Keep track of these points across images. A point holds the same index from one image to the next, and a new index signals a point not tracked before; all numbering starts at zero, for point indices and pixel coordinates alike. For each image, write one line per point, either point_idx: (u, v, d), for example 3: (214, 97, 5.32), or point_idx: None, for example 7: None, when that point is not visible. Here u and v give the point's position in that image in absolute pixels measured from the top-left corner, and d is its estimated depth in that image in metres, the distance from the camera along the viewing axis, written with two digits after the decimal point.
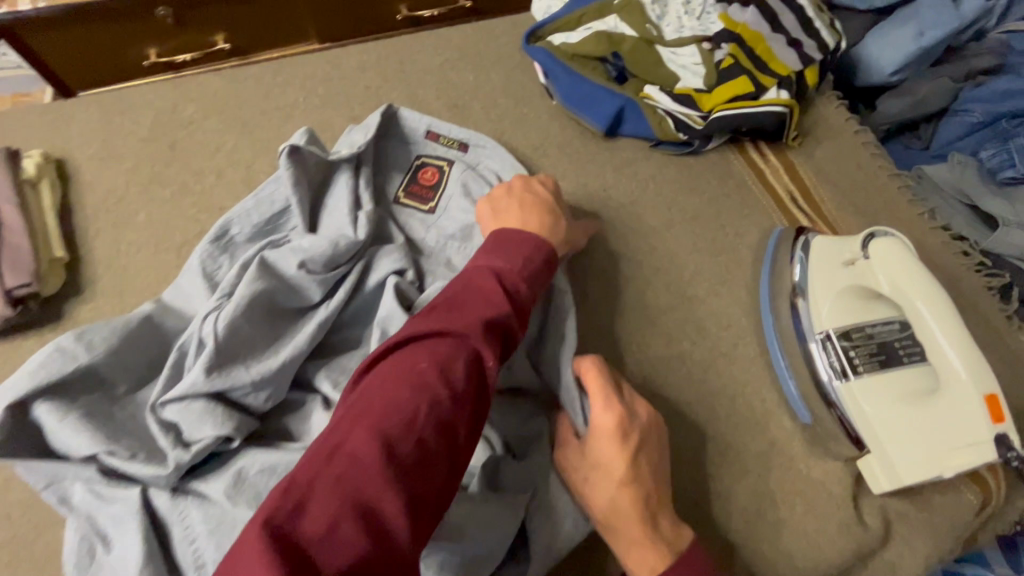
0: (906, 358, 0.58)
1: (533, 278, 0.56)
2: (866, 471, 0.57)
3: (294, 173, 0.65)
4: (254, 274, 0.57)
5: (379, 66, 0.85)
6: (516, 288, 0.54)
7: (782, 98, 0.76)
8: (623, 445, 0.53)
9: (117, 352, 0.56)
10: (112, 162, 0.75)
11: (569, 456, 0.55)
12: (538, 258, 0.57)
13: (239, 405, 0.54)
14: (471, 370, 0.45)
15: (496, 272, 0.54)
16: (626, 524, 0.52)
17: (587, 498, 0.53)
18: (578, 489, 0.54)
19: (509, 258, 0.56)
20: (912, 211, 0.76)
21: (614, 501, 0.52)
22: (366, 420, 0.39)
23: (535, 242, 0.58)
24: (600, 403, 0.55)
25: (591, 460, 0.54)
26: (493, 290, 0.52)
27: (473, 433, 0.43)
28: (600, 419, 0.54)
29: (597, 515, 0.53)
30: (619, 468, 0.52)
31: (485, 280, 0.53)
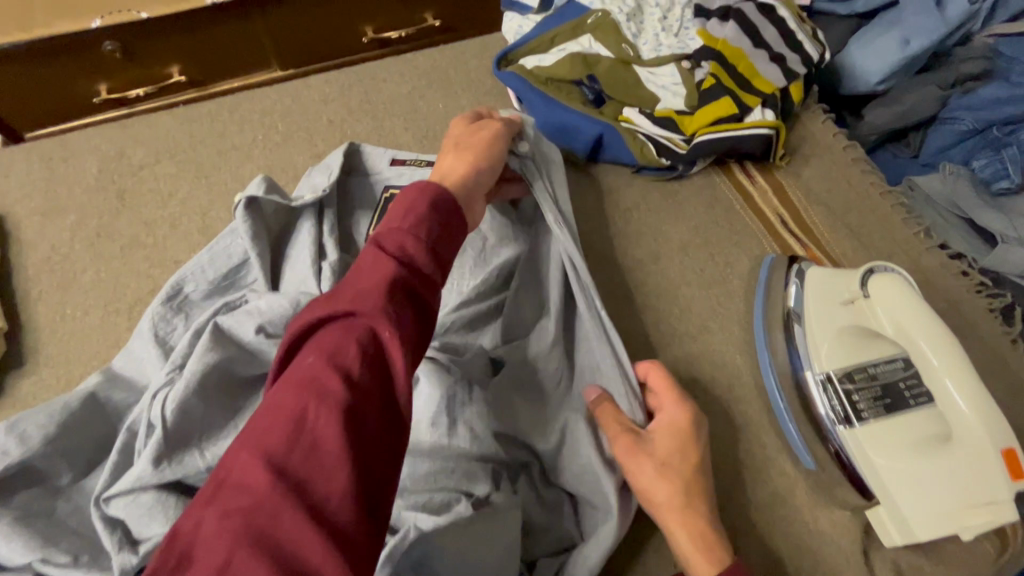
0: (912, 401, 0.53)
1: (427, 228, 0.48)
2: (876, 523, 0.53)
3: (251, 225, 0.60)
4: (207, 343, 0.52)
5: (343, 97, 0.81)
6: (405, 244, 0.46)
7: (768, 119, 0.72)
8: (696, 440, 0.54)
9: (54, 441, 0.51)
10: (56, 216, 0.70)
11: (636, 442, 0.53)
12: (426, 203, 0.50)
13: (195, 491, 0.50)
14: (363, 350, 0.39)
15: (383, 235, 0.47)
16: (694, 517, 0.50)
17: (655, 488, 0.51)
18: (649, 477, 0.51)
19: (395, 217, 0.48)
20: (908, 230, 0.72)
21: (687, 494, 0.51)
22: (249, 442, 0.35)
23: (418, 189, 0.50)
24: (676, 399, 0.55)
25: (666, 449, 0.53)
26: (376, 254, 0.45)
27: (386, 418, 0.38)
28: (675, 414, 0.55)
29: (660, 507, 0.51)
30: (691, 460, 0.52)
31: (371, 247, 0.46)
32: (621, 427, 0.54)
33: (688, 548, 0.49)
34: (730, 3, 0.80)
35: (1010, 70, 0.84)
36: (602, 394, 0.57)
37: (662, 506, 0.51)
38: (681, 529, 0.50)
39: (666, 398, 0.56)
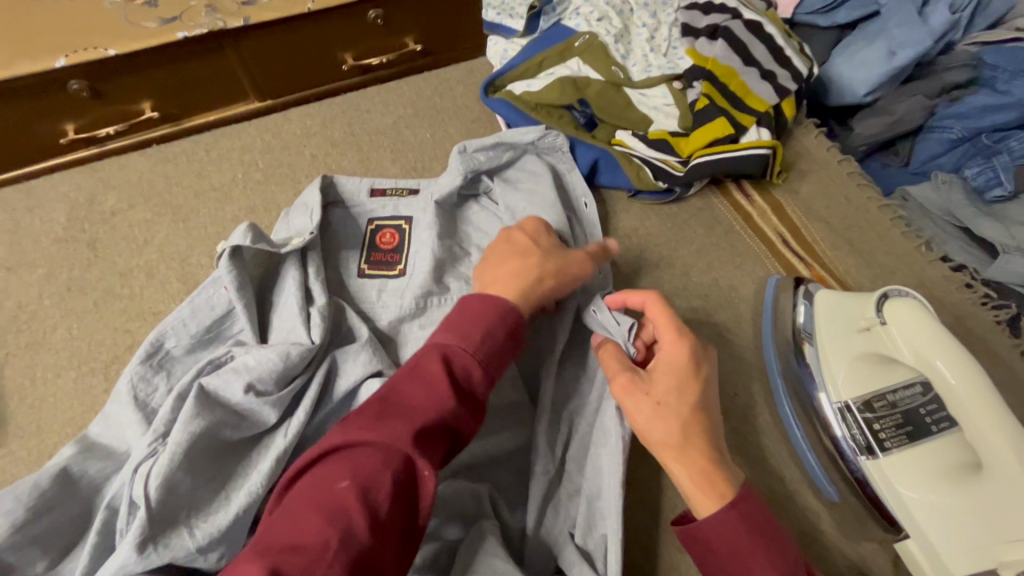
0: (935, 427, 0.51)
1: (492, 356, 0.49)
2: (906, 558, 0.50)
3: (236, 274, 0.57)
4: (192, 410, 0.48)
5: (325, 130, 0.78)
6: (467, 373, 0.47)
7: (764, 138, 0.71)
8: (695, 377, 0.51)
9: (23, 528, 0.47)
10: (23, 271, 0.65)
11: (633, 381, 0.52)
12: (499, 331, 0.50)
13: (186, 571, 0.46)
14: (398, 487, 0.40)
15: (451, 354, 0.47)
16: (693, 453, 0.48)
17: (653, 426, 0.49)
18: (646, 416, 0.50)
19: (463, 334, 0.49)
20: (909, 244, 0.72)
21: (683, 434, 0.49)
22: (266, 557, 0.36)
23: (500, 310, 0.50)
24: (674, 335, 0.52)
25: (664, 387, 0.51)
26: (440, 379, 0.45)
27: (397, 559, 0.39)
28: (673, 349, 0.52)
29: (660, 446, 0.49)
30: (690, 397, 0.50)
31: (434, 364, 0.46)
32: (621, 367, 0.53)
33: (686, 484, 0.48)
34: (717, 20, 0.79)
35: (995, 79, 0.84)
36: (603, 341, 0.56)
37: (661, 444, 0.49)
38: (680, 466, 0.48)
39: (665, 332, 0.53)
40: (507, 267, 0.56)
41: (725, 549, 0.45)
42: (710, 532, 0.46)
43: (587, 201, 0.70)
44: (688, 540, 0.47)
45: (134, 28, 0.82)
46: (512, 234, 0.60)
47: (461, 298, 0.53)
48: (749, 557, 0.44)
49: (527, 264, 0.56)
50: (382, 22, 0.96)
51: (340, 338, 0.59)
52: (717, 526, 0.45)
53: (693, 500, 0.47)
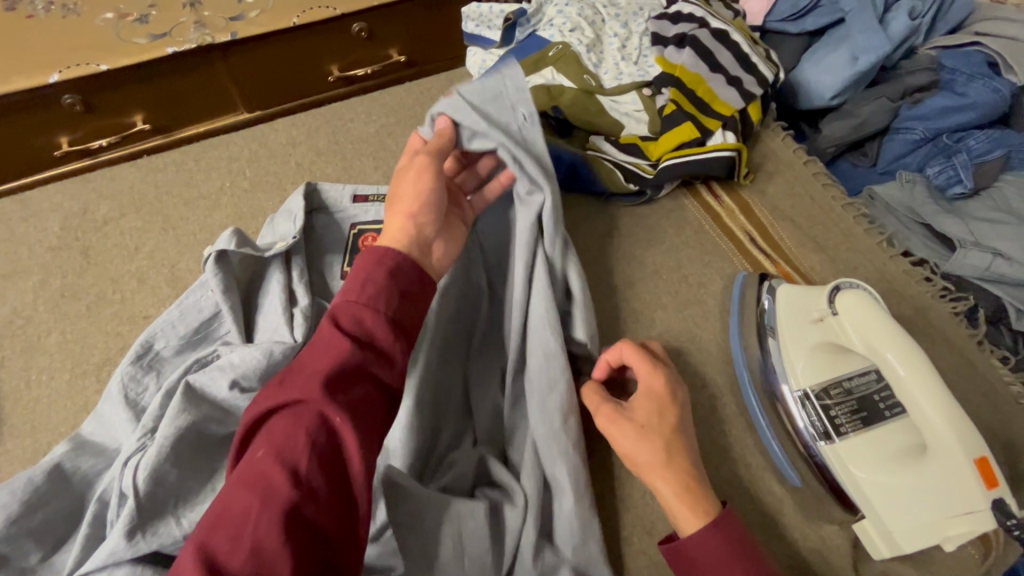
0: (888, 412, 0.54)
1: (383, 299, 0.48)
2: (864, 537, 0.54)
3: (223, 277, 0.59)
4: (180, 405, 0.51)
5: (309, 139, 0.81)
6: (362, 321, 0.47)
7: (729, 141, 0.74)
8: (674, 403, 0.54)
9: (17, 521, 0.49)
10: (18, 279, 0.68)
11: (617, 410, 0.54)
12: (380, 275, 0.49)
13: (173, 559, 0.48)
14: (313, 439, 0.41)
15: (337, 311, 0.47)
16: (677, 471, 0.51)
17: (638, 451, 0.51)
18: (631, 440, 0.52)
19: (347, 290, 0.48)
20: (871, 240, 0.75)
21: (666, 455, 0.51)
22: (198, 537, 0.37)
23: (374, 260, 0.50)
24: (650, 368, 0.55)
25: (647, 414, 0.53)
26: (331, 334, 0.46)
27: (334, 504, 0.40)
28: (651, 382, 0.54)
29: (644, 466, 0.51)
30: (670, 419, 0.53)
31: (325, 327, 0.46)
32: (604, 400, 0.55)
33: (673, 503, 0.50)
34: (685, 29, 0.82)
35: (953, 81, 0.88)
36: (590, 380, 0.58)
37: (647, 466, 0.51)
38: (665, 485, 0.50)
39: (639, 367, 0.55)
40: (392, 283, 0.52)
41: (707, 563, 0.48)
42: (691, 549, 0.48)
43: (526, 112, 0.60)
44: (675, 556, 0.49)
45: (125, 44, 0.86)
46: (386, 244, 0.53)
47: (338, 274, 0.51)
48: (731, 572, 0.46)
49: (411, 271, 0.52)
50: (366, 35, 0.99)
51: None
52: (701, 543, 0.48)
53: (682, 522, 0.49)
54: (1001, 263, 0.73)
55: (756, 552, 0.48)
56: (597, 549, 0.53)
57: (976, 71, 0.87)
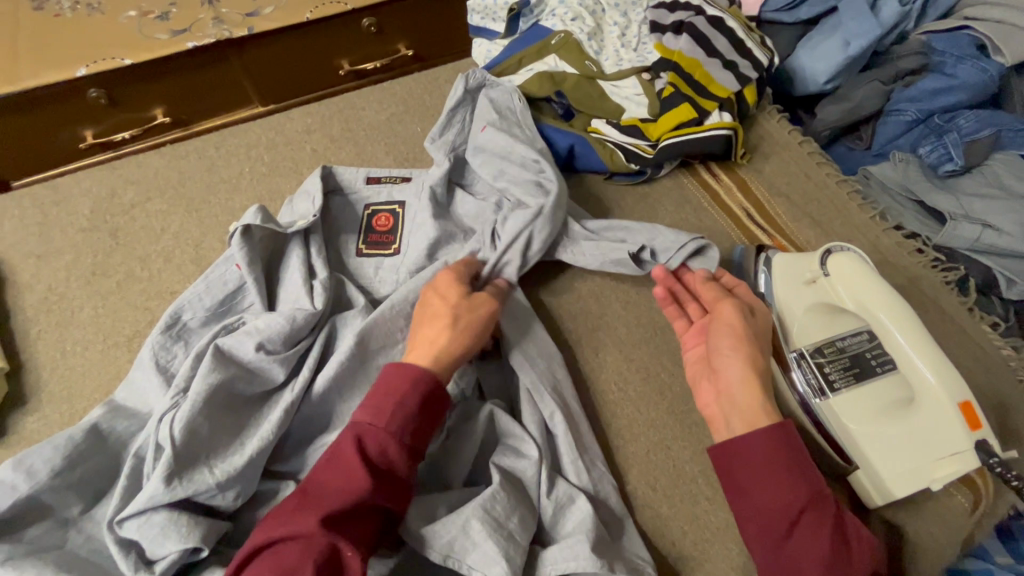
0: (879, 368, 0.56)
1: (407, 428, 0.52)
2: (858, 489, 0.56)
3: (247, 251, 0.63)
4: (209, 365, 0.54)
5: (324, 126, 0.85)
6: (385, 450, 0.50)
7: (726, 120, 0.77)
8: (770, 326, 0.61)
9: (61, 474, 0.53)
10: (51, 258, 0.71)
11: (746, 313, 0.58)
12: (410, 402, 0.52)
13: (206, 507, 0.51)
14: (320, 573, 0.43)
15: (364, 434, 0.51)
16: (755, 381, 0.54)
17: (742, 343, 0.56)
18: (749, 339, 0.56)
19: (378, 412, 0.52)
20: (864, 215, 0.77)
21: (755, 367, 0.55)
22: None
23: (406, 378, 0.53)
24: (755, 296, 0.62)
25: (758, 326, 0.59)
26: (352, 462, 0.49)
27: None
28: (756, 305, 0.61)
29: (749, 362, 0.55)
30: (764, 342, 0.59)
31: (348, 447, 0.50)
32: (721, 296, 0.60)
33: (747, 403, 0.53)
34: (682, 16, 0.85)
35: (943, 63, 0.91)
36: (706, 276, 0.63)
37: (735, 359, 0.55)
38: (744, 389, 0.54)
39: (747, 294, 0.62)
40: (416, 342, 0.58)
41: (763, 468, 0.50)
42: (749, 453, 0.51)
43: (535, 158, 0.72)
44: (726, 456, 0.52)
45: (147, 40, 0.90)
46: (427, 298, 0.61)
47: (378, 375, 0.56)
48: (783, 479, 0.49)
49: (433, 330, 0.58)
50: (375, 30, 1.03)
51: (340, 307, 0.65)
52: (761, 446, 0.51)
53: (751, 422, 0.52)
54: (991, 234, 0.76)
55: (808, 472, 0.50)
56: (605, 483, 0.57)
57: (964, 53, 0.90)
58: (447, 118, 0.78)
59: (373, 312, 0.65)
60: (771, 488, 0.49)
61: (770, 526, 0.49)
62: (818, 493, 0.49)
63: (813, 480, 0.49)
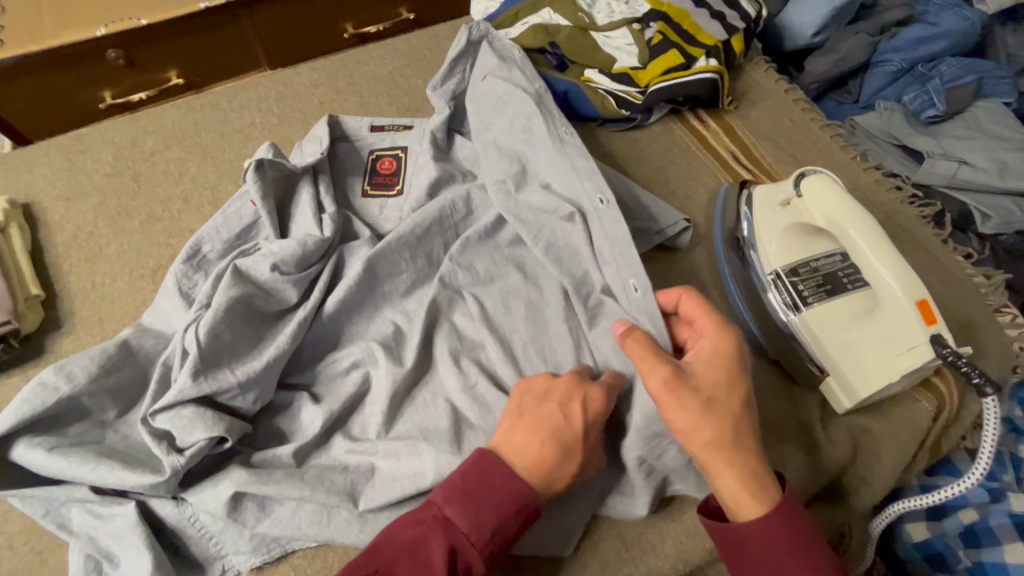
0: (850, 285, 0.61)
1: (497, 550, 0.47)
2: (829, 395, 0.60)
3: (261, 187, 0.68)
4: (230, 281, 0.59)
5: (330, 80, 0.89)
6: (470, 566, 0.47)
7: (712, 65, 0.81)
8: (743, 350, 0.51)
9: (97, 381, 0.58)
10: (78, 200, 0.77)
11: (678, 377, 0.48)
12: (512, 525, 0.48)
13: (227, 407, 0.57)
14: None
15: (459, 544, 0.46)
16: (735, 463, 0.48)
17: (698, 431, 0.48)
18: (693, 415, 0.48)
19: (477, 523, 0.47)
20: (845, 155, 0.81)
21: (726, 436, 0.48)
22: None
23: (520, 504, 0.48)
24: (717, 325, 0.51)
25: (707, 381, 0.49)
26: (438, 572, 0.45)
27: None
28: (715, 341, 0.51)
29: (709, 444, 0.48)
30: (738, 389, 0.49)
31: (439, 554, 0.45)
32: (652, 354, 0.50)
33: (730, 495, 0.48)
34: None
35: (926, 13, 0.95)
36: (631, 327, 0.52)
37: (703, 448, 0.48)
38: (728, 475, 0.48)
39: (706, 325, 0.52)
40: (534, 452, 0.49)
41: (763, 554, 0.47)
42: (752, 533, 0.47)
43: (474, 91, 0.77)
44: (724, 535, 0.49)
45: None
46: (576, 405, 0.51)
47: (486, 455, 0.49)
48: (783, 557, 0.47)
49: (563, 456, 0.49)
50: None
51: (348, 239, 0.70)
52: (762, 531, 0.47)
53: (749, 500, 0.48)
54: (967, 170, 0.80)
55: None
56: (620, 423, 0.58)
57: (948, 3, 0.93)
58: (449, 68, 0.81)
59: (378, 243, 0.70)
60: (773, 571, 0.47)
61: None
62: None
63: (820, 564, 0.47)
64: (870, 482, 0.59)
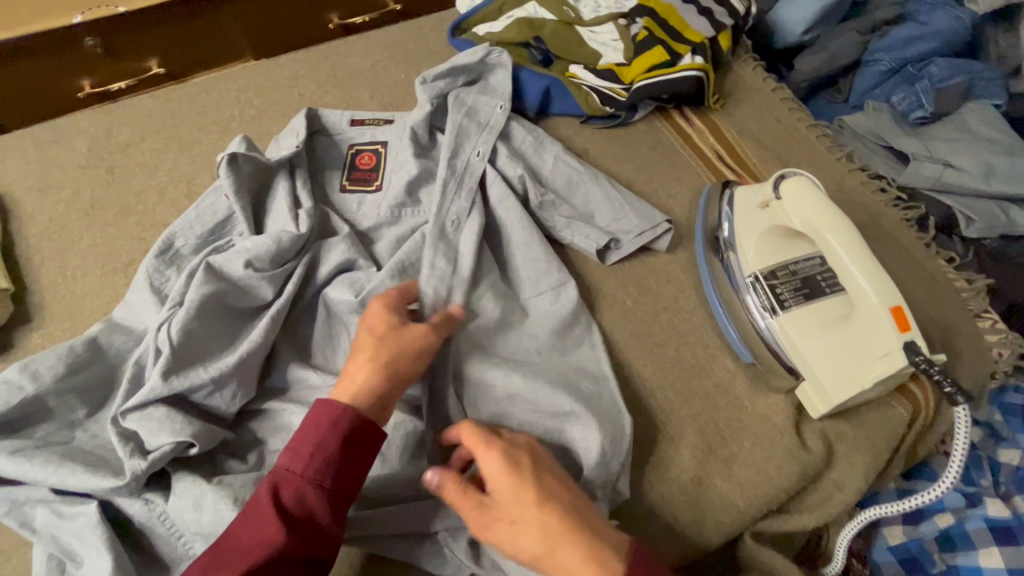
0: (828, 288, 0.61)
1: (327, 470, 0.48)
2: (804, 398, 0.60)
3: (235, 181, 0.67)
4: (202, 278, 0.58)
5: (311, 72, 0.87)
6: (302, 495, 0.47)
7: (697, 62, 0.80)
8: (519, 455, 0.47)
9: (64, 379, 0.57)
10: (51, 192, 0.75)
11: (482, 512, 0.46)
12: (330, 441, 0.49)
13: (204, 407, 0.56)
14: None
15: (280, 479, 0.48)
16: (574, 570, 0.43)
17: (526, 549, 0.44)
18: (511, 541, 0.45)
19: (297, 453, 0.48)
20: (830, 156, 0.80)
21: (559, 543, 0.43)
22: None
23: (330, 419, 0.49)
24: (485, 448, 0.47)
25: (506, 502, 0.45)
26: (266, 514, 0.46)
27: None
28: (492, 461, 0.47)
29: (541, 563, 0.44)
30: (534, 497, 0.45)
31: (264, 498, 0.46)
32: (473, 505, 0.46)
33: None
34: None
35: (917, 12, 0.93)
36: (441, 482, 0.47)
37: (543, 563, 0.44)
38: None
39: (478, 448, 0.48)
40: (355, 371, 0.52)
41: None
42: None
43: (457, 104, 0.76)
44: None
45: None
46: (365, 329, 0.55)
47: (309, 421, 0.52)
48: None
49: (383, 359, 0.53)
50: None
51: (325, 235, 0.69)
52: None
53: None
54: (952, 173, 0.79)
55: None
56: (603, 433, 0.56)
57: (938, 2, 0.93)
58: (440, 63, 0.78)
59: (357, 240, 0.69)
60: None
61: None
62: None
63: None
64: (844, 489, 0.59)
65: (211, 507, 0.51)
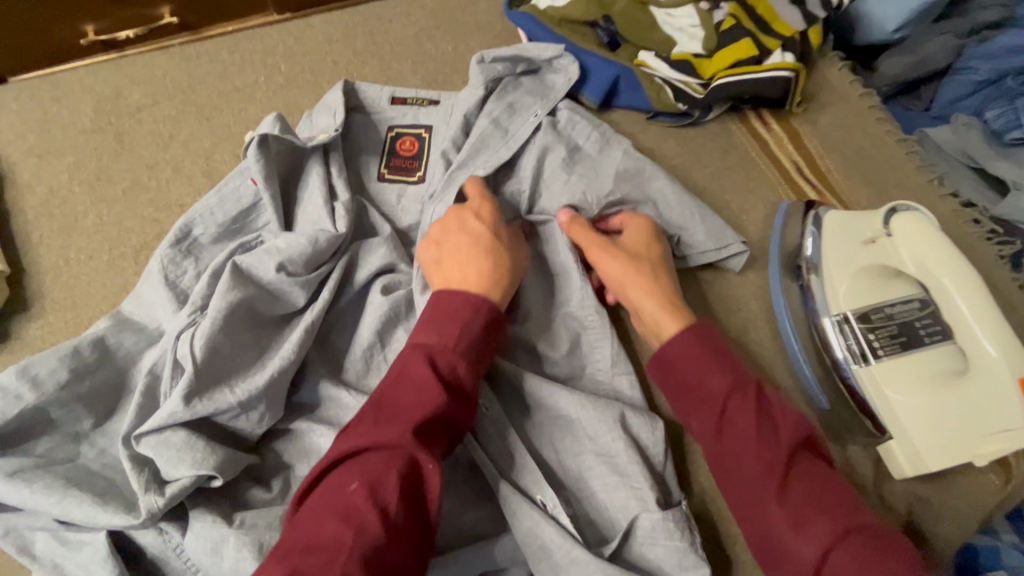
0: (928, 339, 0.55)
1: (475, 349, 0.48)
2: (888, 458, 0.54)
3: (264, 165, 0.58)
4: (228, 282, 0.51)
5: (347, 38, 0.78)
6: (452, 366, 0.47)
7: (788, 61, 0.71)
8: (659, 235, 0.60)
9: (69, 386, 0.50)
10: (51, 158, 0.67)
11: (608, 245, 0.58)
12: (476, 326, 0.49)
13: (229, 429, 0.50)
14: (401, 490, 0.42)
15: (432, 349, 0.47)
16: (660, 290, 0.56)
17: (628, 275, 0.56)
18: (621, 265, 0.57)
19: (441, 330, 0.48)
20: (922, 178, 0.73)
21: (664, 289, 0.56)
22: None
23: (474, 303, 0.50)
24: (632, 214, 0.61)
25: (635, 247, 0.59)
26: (425, 380, 0.46)
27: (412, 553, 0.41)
28: (637, 223, 0.60)
29: (638, 292, 0.56)
30: (657, 252, 0.59)
31: (419, 366, 0.46)
32: (595, 235, 0.59)
33: (656, 316, 0.54)
34: None
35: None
36: (573, 215, 0.60)
37: (637, 293, 0.56)
38: (654, 304, 0.55)
39: (630, 222, 0.61)
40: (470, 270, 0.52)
41: (689, 368, 0.49)
42: (673, 354, 0.51)
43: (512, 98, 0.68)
44: (659, 367, 0.52)
45: None
46: (467, 221, 0.56)
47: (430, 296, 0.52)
48: (704, 365, 0.49)
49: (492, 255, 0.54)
50: None
51: (362, 233, 0.62)
52: (681, 349, 0.50)
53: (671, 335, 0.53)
54: None
55: (736, 364, 0.49)
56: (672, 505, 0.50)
57: None
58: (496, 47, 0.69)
59: (399, 242, 0.61)
60: (698, 377, 0.49)
61: (704, 410, 0.48)
62: (735, 377, 0.48)
63: (733, 369, 0.49)
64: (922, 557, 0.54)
65: (232, 554, 0.45)
